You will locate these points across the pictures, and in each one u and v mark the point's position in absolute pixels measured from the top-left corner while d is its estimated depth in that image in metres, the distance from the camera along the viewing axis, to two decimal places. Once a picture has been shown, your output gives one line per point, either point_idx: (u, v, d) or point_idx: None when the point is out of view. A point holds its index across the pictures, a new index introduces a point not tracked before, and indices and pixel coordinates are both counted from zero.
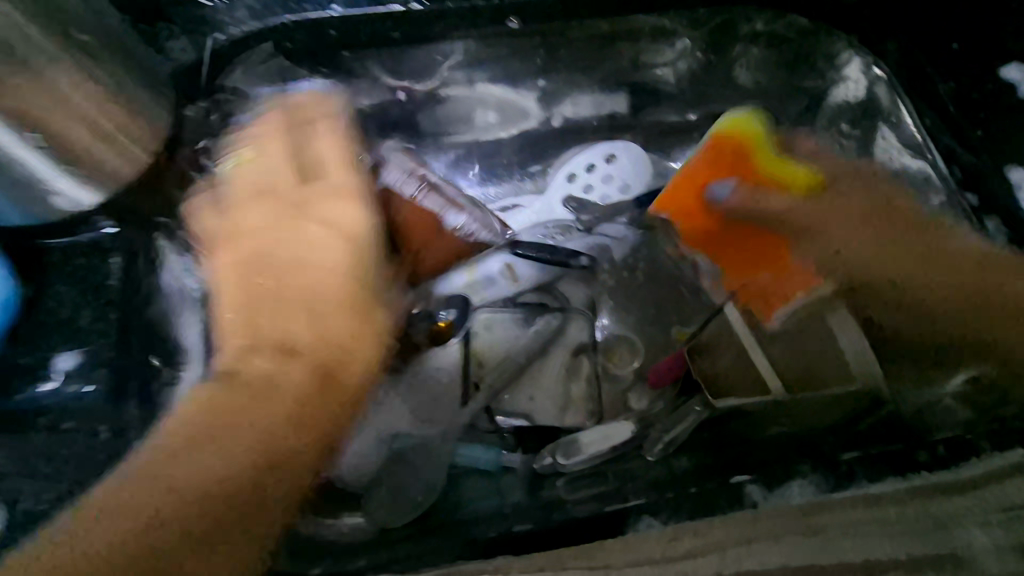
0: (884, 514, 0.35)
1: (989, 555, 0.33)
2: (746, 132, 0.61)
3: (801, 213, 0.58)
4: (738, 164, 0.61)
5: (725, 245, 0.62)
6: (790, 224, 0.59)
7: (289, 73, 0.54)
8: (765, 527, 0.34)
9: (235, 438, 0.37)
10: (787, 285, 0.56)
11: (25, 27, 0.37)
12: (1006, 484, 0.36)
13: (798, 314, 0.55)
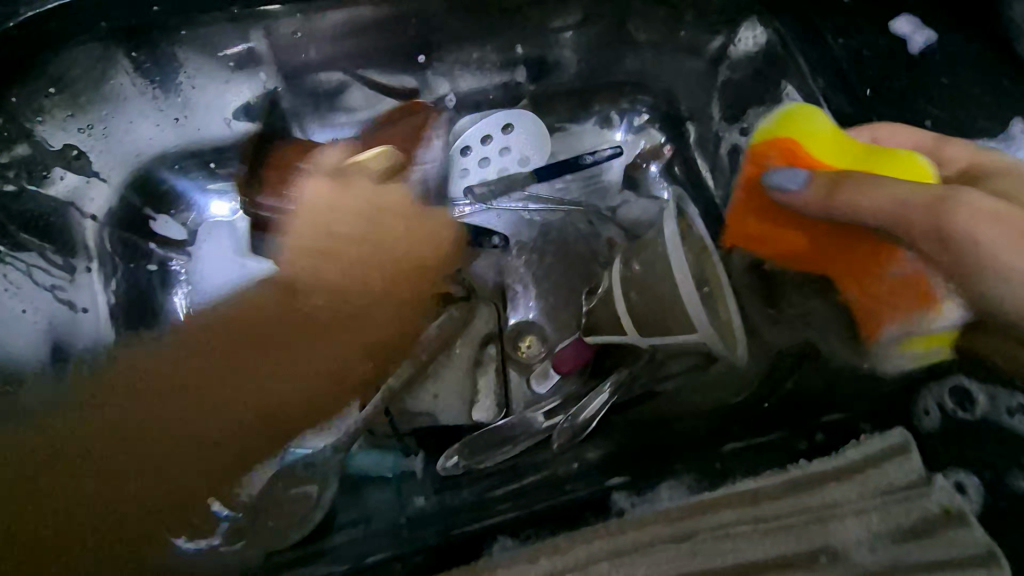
0: (758, 511, 0.33)
1: (859, 543, 0.32)
2: (797, 130, 0.38)
3: (927, 217, 0.31)
4: (826, 154, 0.38)
5: (826, 261, 0.38)
6: (916, 213, 0.32)
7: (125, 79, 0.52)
8: (633, 537, 0.33)
9: None
10: (901, 296, 0.35)
11: None
12: (879, 470, 0.34)
13: (918, 335, 0.35)
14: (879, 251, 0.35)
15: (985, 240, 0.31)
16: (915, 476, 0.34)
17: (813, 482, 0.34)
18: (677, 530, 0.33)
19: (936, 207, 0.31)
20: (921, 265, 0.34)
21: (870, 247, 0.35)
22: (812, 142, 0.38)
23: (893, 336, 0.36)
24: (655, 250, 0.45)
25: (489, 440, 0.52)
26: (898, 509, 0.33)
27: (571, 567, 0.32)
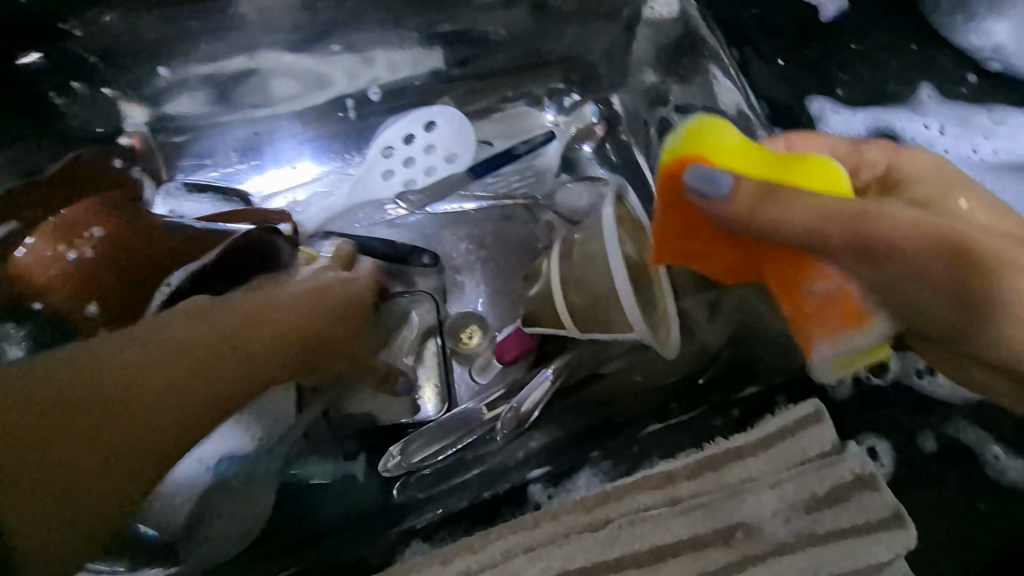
0: (675, 490, 0.35)
1: (768, 516, 0.34)
2: (706, 143, 0.34)
3: (850, 233, 0.31)
4: (737, 164, 0.34)
5: (735, 270, 0.37)
6: (833, 226, 0.31)
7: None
8: (550, 530, 0.34)
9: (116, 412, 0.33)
10: (827, 315, 0.33)
11: None
12: (796, 441, 0.36)
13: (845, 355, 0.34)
14: (803, 263, 0.33)
15: (909, 247, 0.32)
16: (829, 445, 0.36)
17: (732, 457, 0.36)
18: (593, 516, 0.35)
19: (853, 221, 0.31)
20: (846, 279, 0.33)
21: (791, 260, 0.34)
22: (721, 158, 0.34)
23: (826, 357, 0.34)
24: (587, 240, 0.45)
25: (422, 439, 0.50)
26: (813, 478, 0.35)
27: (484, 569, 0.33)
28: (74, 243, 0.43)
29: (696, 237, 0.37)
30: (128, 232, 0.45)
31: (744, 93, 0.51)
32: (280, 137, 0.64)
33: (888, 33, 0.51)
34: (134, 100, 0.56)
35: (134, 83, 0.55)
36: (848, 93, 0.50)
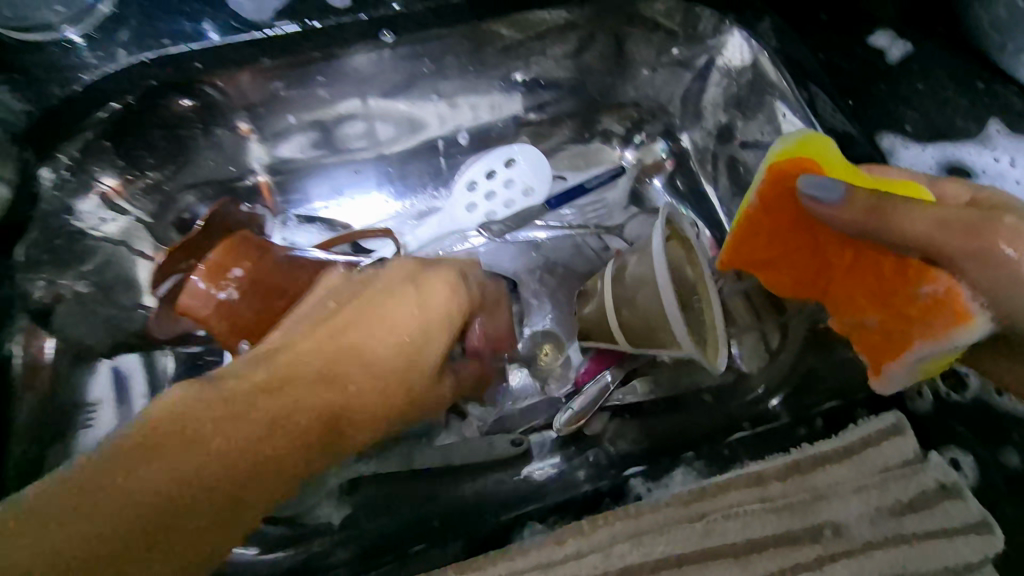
0: (766, 491, 0.40)
1: (855, 516, 0.40)
2: (814, 154, 0.40)
3: (963, 239, 0.34)
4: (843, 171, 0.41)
5: (828, 271, 0.44)
6: (950, 234, 0.34)
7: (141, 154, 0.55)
8: (649, 520, 0.39)
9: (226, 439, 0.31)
10: (936, 314, 0.37)
11: None
12: (880, 450, 0.41)
13: (941, 355, 0.38)
14: (915, 267, 0.37)
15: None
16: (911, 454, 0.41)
17: (817, 463, 0.41)
18: (690, 511, 0.40)
19: (966, 227, 0.34)
20: (953, 280, 0.35)
21: (897, 263, 0.38)
22: (830, 170, 0.41)
23: (926, 352, 0.38)
24: (639, 266, 0.47)
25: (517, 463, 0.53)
26: (897, 486, 0.41)
27: (591, 550, 0.39)
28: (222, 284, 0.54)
29: (792, 235, 0.44)
30: (264, 268, 0.55)
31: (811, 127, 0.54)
32: (364, 176, 0.69)
33: (953, 73, 0.54)
34: (257, 139, 0.62)
35: (260, 123, 0.61)
36: (913, 130, 0.53)
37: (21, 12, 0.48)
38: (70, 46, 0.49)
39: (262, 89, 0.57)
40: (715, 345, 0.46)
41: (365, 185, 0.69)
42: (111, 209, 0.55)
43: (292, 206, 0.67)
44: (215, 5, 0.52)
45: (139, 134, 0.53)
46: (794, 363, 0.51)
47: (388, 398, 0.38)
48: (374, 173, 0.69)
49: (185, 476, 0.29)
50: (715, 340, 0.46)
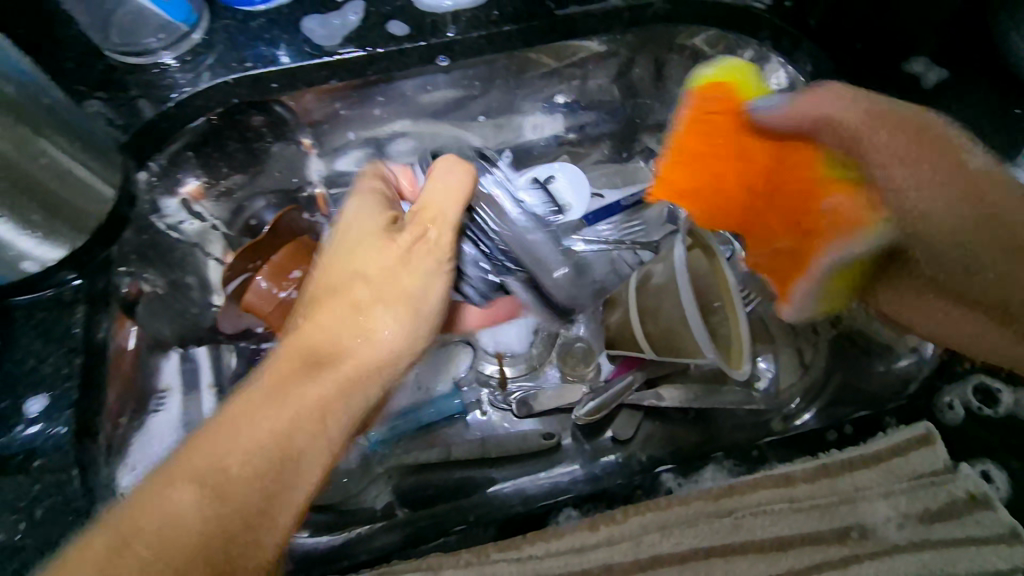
0: (793, 492, 0.45)
1: (881, 517, 0.44)
2: (743, 82, 0.52)
3: (899, 143, 0.41)
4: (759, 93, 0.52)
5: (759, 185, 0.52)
6: (882, 132, 0.41)
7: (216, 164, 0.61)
8: (676, 512, 0.45)
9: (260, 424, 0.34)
10: (838, 224, 0.45)
11: None
12: (908, 459, 0.45)
13: (844, 267, 0.46)
14: (834, 185, 0.46)
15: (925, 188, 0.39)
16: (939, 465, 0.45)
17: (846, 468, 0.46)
18: (719, 507, 0.45)
19: (895, 139, 0.41)
20: (856, 202, 0.44)
21: (818, 177, 0.47)
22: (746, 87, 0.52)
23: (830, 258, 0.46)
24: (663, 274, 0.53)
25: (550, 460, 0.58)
26: (925, 492, 0.45)
27: (623, 536, 0.45)
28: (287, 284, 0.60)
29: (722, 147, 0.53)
30: None
31: None
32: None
33: (987, 100, 0.55)
34: (317, 154, 0.68)
35: (321, 139, 0.67)
36: None
37: (123, 35, 0.54)
38: (164, 69, 0.55)
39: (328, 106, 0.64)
40: (739, 353, 0.55)
41: None
42: (188, 210, 0.61)
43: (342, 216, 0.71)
44: (291, 33, 0.57)
45: (219, 145, 0.60)
46: (822, 383, 0.57)
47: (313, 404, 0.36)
48: None
49: (254, 446, 0.33)
50: (740, 346, 0.55)
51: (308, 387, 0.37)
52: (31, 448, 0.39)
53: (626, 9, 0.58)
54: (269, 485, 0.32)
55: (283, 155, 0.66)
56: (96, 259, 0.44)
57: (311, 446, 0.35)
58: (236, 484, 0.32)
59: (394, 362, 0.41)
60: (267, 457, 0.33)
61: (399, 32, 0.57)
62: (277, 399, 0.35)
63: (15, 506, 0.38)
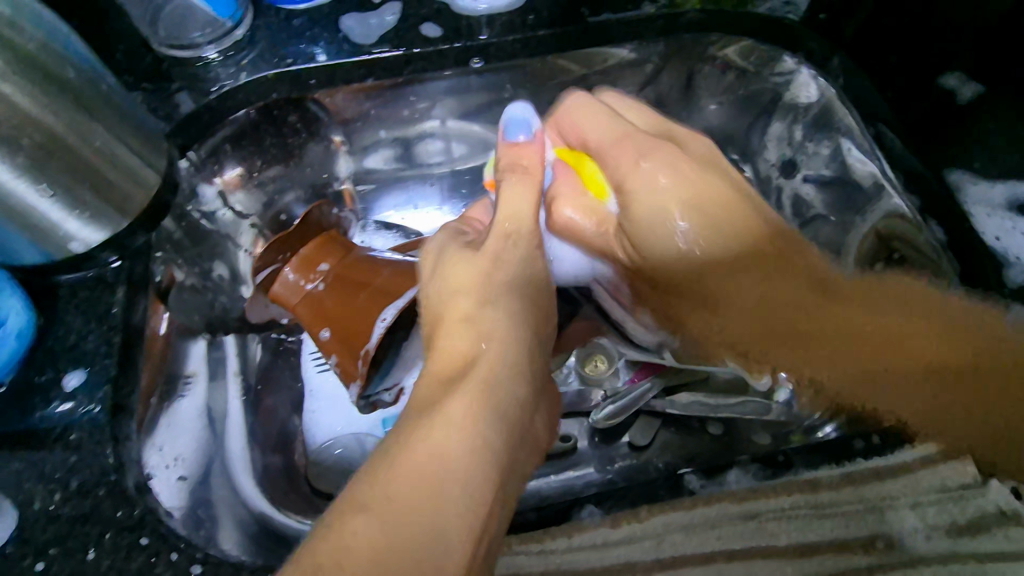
0: (816, 497, 0.37)
1: (908, 532, 0.36)
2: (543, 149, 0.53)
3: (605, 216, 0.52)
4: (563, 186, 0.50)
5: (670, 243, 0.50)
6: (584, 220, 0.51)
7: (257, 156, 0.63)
8: (701, 514, 0.37)
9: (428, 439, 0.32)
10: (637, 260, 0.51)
11: (55, 85, 0.38)
12: (937, 471, 0.38)
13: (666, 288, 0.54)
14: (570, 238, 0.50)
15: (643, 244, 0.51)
16: (972, 478, 0.37)
17: (870, 477, 0.38)
18: (742, 510, 0.37)
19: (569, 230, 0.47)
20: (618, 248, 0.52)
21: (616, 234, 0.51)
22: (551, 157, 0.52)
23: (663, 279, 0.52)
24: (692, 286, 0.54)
25: (569, 463, 0.58)
26: (954, 507, 0.37)
27: (646, 536, 0.36)
28: (313, 277, 0.60)
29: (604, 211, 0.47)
30: (347, 263, 0.61)
31: (876, 162, 0.57)
32: (433, 190, 0.75)
33: None
34: (346, 151, 0.70)
35: (351, 137, 0.68)
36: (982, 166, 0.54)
37: (171, 31, 0.56)
38: (208, 62, 0.56)
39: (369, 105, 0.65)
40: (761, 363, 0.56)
41: (434, 199, 0.75)
42: (223, 198, 0.62)
43: (370, 215, 0.74)
44: (331, 31, 0.58)
45: (256, 139, 0.61)
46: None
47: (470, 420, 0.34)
48: (442, 190, 0.75)
49: (418, 463, 0.31)
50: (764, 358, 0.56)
51: (442, 410, 0.34)
52: (69, 422, 0.40)
53: (659, 19, 0.59)
54: (450, 499, 0.30)
55: (318, 154, 0.68)
56: (138, 242, 0.46)
57: (470, 465, 0.32)
58: (400, 518, 0.29)
59: (518, 369, 0.39)
60: (432, 479, 0.31)
61: (432, 33, 0.58)
62: (421, 425, 0.33)
63: (52, 477, 0.39)
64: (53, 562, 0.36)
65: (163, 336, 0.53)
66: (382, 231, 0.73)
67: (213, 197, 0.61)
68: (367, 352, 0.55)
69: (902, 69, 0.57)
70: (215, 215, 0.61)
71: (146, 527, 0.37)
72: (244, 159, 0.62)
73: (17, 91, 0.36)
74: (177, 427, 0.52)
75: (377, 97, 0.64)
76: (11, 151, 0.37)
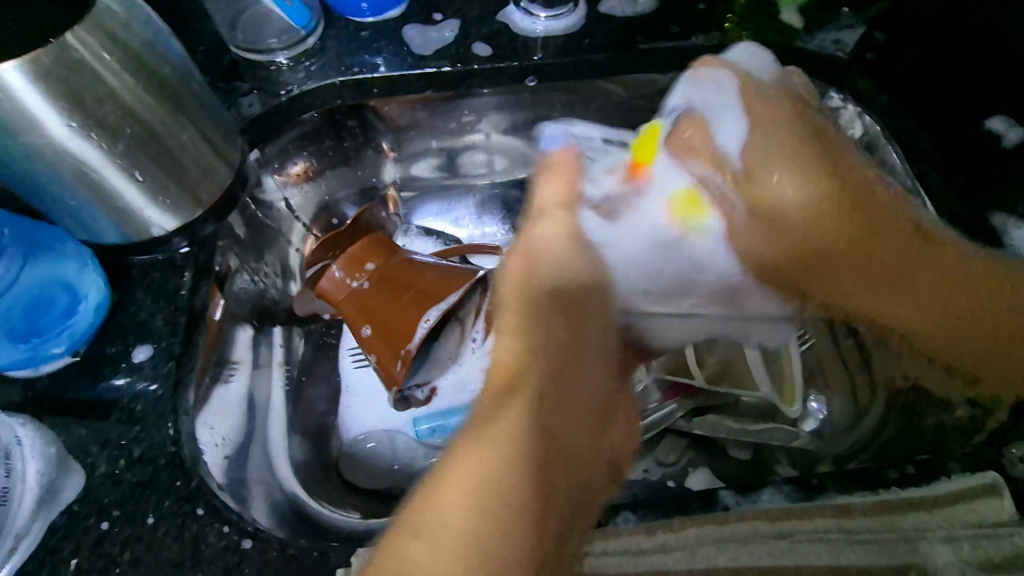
0: (851, 524, 0.37)
1: (946, 565, 0.37)
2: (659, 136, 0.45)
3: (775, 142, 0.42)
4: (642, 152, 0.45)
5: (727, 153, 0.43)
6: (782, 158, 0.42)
7: (317, 157, 0.66)
8: (734, 530, 0.37)
9: (461, 517, 0.31)
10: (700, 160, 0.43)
11: (154, 80, 0.41)
12: (973, 507, 0.37)
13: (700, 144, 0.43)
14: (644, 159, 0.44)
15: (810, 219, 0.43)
16: (1008, 517, 0.37)
17: (905, 507, 0.38)
18: (775, 529, 0.37)
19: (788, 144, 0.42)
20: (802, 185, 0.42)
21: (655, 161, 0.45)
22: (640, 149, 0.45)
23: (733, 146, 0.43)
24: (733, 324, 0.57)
25: None
26: (989, 543, 0.37)
27: (678, 546, 0.36)
28: (359, 275, 0.63)
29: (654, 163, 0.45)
30: (394, 264, 0.64)
31: (920, 201, 0.56)
32: (473, 201, 0.77)
33: None
34: (394, 159, 0.73)
35: (400, 144, 0.71)
36: None
37: (246, 36, 0.60)
38: (278, 67, 0.60)
39: (423, 115, 0.68)
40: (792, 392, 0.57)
41: (471, 211, 0.77)
42: (282, 193, 0.65)
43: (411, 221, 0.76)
44: (395, 44, 0.61)
45: (316, 140, 0.65)
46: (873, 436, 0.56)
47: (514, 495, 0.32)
48: (480, 204, 0.77)
49: (505, 427, 0.34)
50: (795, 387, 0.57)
51: (478, 453, 0.33)
52: (133, 393, 0.43)
53: (709, 49, 0.61)
54: (522, 472, 0.33)
55: (373, 161, 0.71)
56: (207, 231, 0.48)
57: (489, 525, 0.31)
58: (469, 502, 0.32)
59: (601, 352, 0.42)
60: (508, 449, 0.33)
61: (481, 53, 0.61)
62: (454, 489, 0.32)
63: (117, 444, 0.41)
64: (116, 522, 0.38)
65: (217, 321, 0.56)
66: (425, 237, 0.75)
67: (274, 192, 0.64)
68: (407, 353, 0.58)
69: (946, 110, 0.57)
70: (273, 209, 0.65)
71: (200, 498, 0.39)
72: (303, 158, 0.65)
73: (117, 82, 0.39)
74: (223, 410, 0.54)
75: (432, 108, 0.68)
76: (111, 139, 0.40)
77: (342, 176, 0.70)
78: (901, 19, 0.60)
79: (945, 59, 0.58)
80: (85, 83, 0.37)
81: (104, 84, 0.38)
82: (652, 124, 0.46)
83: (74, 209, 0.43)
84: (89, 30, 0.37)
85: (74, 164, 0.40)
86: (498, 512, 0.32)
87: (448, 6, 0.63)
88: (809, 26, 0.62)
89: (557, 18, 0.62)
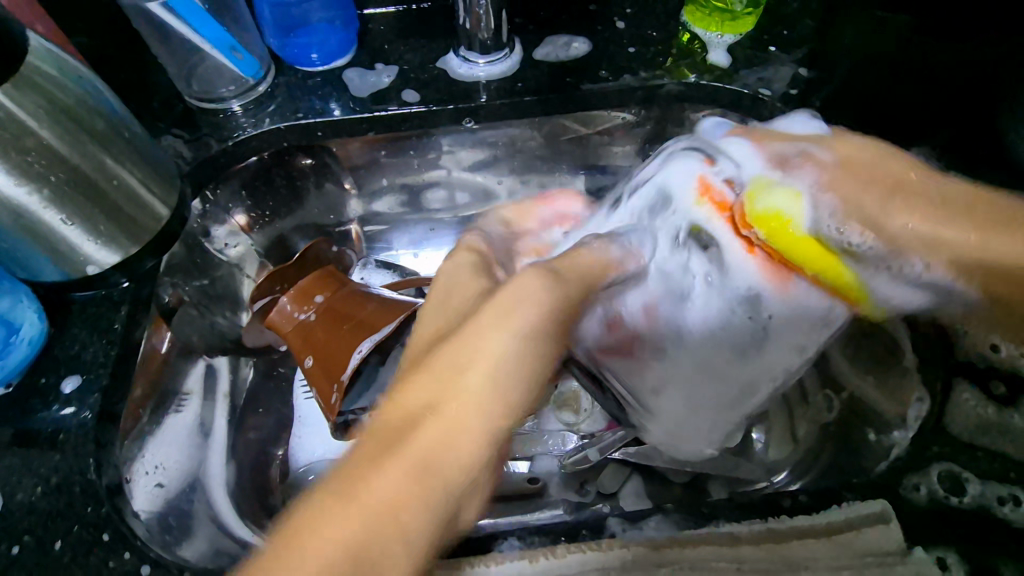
0: (737, 552, 0.37)
1: None
2: (776, 216, 0.40)
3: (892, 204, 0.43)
4: (807, 263, 0.41)
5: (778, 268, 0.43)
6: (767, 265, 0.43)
7: (269, 193, 0.69)
8: (618, 557, 0.37)
9: (319, 543, 0.25)
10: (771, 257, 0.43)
11: (84, 130, 0.44)
12: (862, 534, 0.38)
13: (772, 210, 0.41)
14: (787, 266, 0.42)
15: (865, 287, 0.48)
16: (895, 545, 0.38)
17: (792, 535, 0.38)
18: (659, 556, 0.37)
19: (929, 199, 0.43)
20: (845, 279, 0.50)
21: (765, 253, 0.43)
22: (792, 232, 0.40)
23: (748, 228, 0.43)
24: None
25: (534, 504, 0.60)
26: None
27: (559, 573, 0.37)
28: (306, 309, 0.65)
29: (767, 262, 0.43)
30: (342, 297, 0.66)
31: None
32: (432, 233, 0.79)
33: None
34: (356, 196, 0.76)
35: (360, 182, 0.74)
36: None
37: (202, 87, 0.63)
38: (231, 114, 0.64)
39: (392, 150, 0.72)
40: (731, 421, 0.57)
41: (430, 244, 0.79)
42: (232, 233, 0.69)
43: (374, 253, 0.79)
44: (341, 90, 0.65)
45: (267, 181, 0.68)
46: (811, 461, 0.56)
47: (391, 490, 0.26)
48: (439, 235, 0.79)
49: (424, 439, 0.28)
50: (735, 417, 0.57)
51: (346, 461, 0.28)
52: (59, 423, 0.45)
53: (639, 89, 0.64)
54: (403, 493, 0.26)
55: (324, 194, 0.73)
56: (147, 266, 0.51)
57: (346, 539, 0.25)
58: (328, 549, 0.25)
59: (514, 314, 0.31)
60: (426, 465, 0.27)
61: (409, 98, 0.64)
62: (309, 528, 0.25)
63: (38, 471, 0.43)
64: (25, 548, 0.40)
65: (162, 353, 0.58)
66: (383, 271, 0.77)
67: (226, 231, 0.68)
68: (341, 383, 0.59)
69: None
70: (222, 245, 0.68)
71: (107, 525, 0.40)
72: (251, 195, 0.68)
73: (48, 134, 0.42)
74: (164, 443, 0.57)
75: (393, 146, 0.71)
76: (39, 184, 0.43)
77: (300, 214, 0.73)
78: (823, 57, 0.63)
79: (863, 96, 0.60)
80: (13, 136, 0.41)
81: (31, 136, 0.41)
82: (760, 179, 0.42)
83: (12, 249, 0.46)
84: (19, 87, 0.40)
85: (5, 208, 0.43)
86: (376, 514, 0.26)
87: (393, 53, 0.67)
88: (735, 66, 0.65)
89: (494, 63, 0.65)
